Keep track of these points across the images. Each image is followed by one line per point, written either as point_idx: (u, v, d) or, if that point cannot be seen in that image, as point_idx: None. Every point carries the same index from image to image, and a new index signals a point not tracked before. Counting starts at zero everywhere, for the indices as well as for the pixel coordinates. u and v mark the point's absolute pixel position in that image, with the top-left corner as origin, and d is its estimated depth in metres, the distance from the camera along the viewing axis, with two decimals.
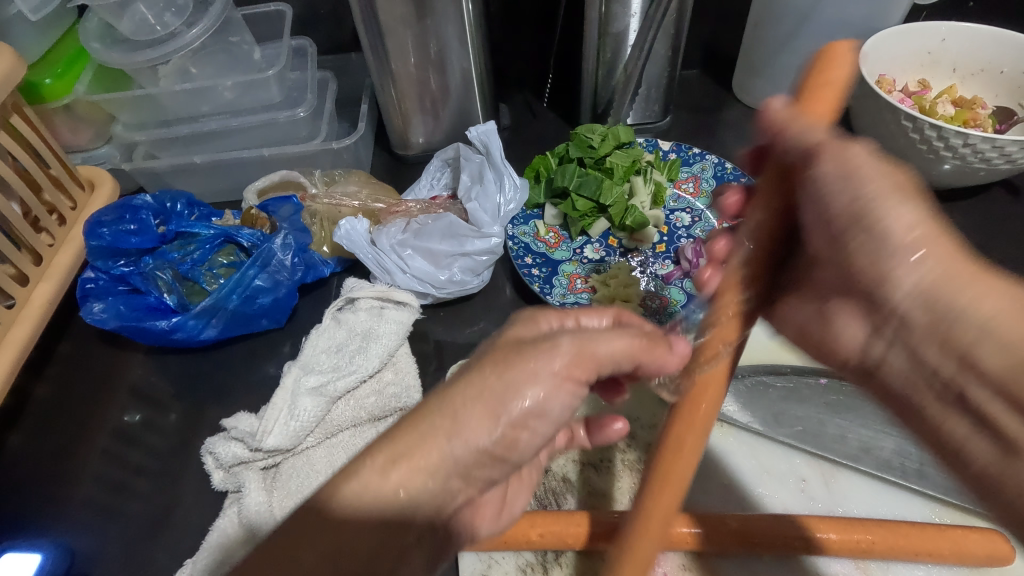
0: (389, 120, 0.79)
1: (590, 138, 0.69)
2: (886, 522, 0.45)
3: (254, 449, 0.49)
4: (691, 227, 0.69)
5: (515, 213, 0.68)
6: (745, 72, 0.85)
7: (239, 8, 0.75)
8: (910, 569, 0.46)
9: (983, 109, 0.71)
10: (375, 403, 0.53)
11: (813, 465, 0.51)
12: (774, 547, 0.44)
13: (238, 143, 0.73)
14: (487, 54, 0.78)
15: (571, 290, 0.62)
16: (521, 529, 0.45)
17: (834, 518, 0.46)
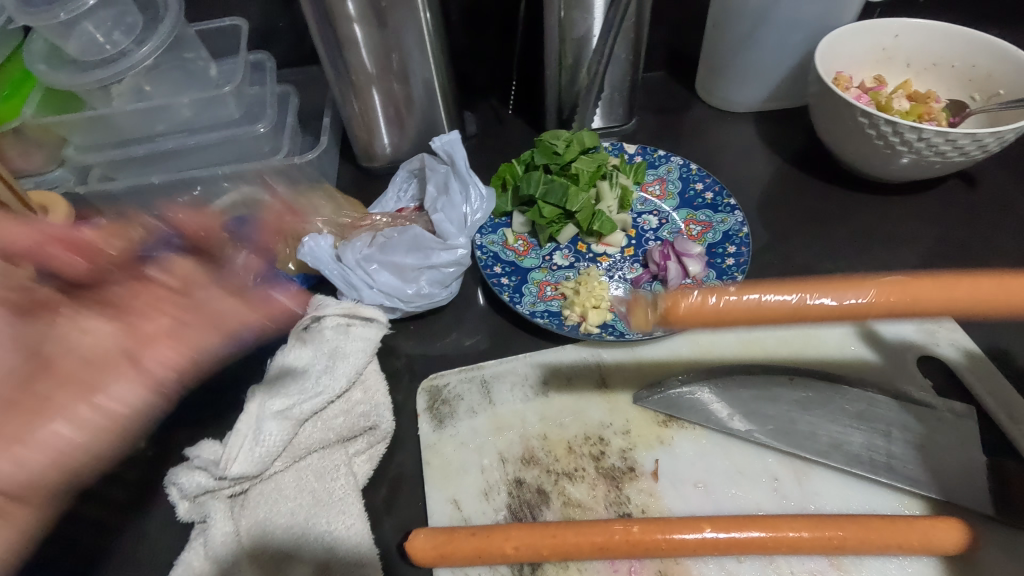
0: (353, 133, 0.78)
1: (555, 144, 0.69)
2: (857, 517, 0.45)
3: (218, 477, 0.47)
4: (659, 229, 0.69)
5: (482, 222, 0.68)
6: (707, 73, 0.86)
7: (193, 24, 0.74)
8: (883, 563, 0.46)
9: (937, 103, 0.73)
10: (344, 423, 0.52)
11: (785, 464, 0.52)
12: (748, 549, 0.44)
13: (198, 162, 0.72)
14: (448, 63, 0.77)
15: (540, 298, 0.62)
16: (494, 544, 0.45)
17: (807, 516, 0.45)
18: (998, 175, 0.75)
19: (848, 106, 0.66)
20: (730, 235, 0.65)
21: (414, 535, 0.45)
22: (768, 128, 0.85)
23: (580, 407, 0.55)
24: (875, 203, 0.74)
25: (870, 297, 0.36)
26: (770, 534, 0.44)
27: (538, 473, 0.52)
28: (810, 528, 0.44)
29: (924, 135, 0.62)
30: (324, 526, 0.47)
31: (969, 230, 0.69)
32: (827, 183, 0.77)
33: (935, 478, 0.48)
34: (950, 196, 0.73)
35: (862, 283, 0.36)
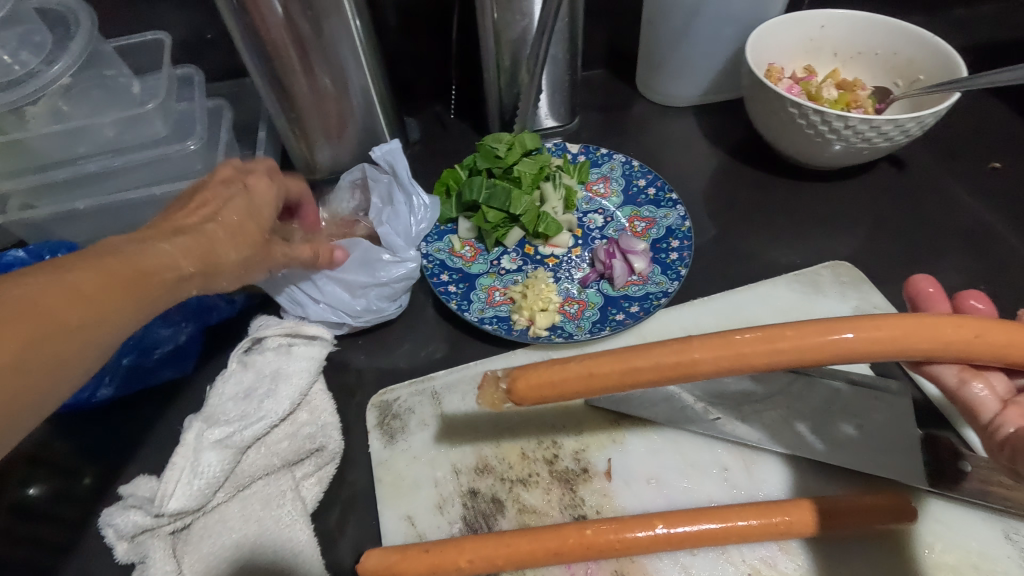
0: (291, 146, 0.76)
1: (496, 148, 0.68)
2: (802, 500, 0.46)
3: (155, 515, 0.45)
4: (605, 227, 0.70)
5: (427, 230, 0.67)
6: (645, 70, 0.87)
7: (110, 40, 0.70)
8: (829, 543, 0.47)
9: (864, 90, 0.76)
10: (289, 446, 0.51)
11: (734, 453, 0.52)
12: (699, 542, 0.45)
13: (127, 184, 0.69)
14: (384, 70, 0.76)
15: (489, 304, 0.61)
16: (448, 559, 0.44)
17: (754, 504, 0.46)
18: (925, 155, 0.78)
19: (779, 98, 0.68)
20: (673, 230, 0.66)
21: (365, 556, 0.44)
22: (709, 121, 0.86)
23: (531, 412, 0.55)
24: (812, 189, 0.76)
25: (706, 355, 0.42)
26: (719, 524, 0.45)
27: (492, 482, 0.51)
28: (758, 518, 0.45)
29: (850, 123, 0.64)
30: (271, 555, 0.46)
31: (901, 210, 0.72)
32: (766, 172, 0.79)
33: (875, 454, 0.50)
34: (881, 178, 0.76)
35: (688, 349, 0.42)
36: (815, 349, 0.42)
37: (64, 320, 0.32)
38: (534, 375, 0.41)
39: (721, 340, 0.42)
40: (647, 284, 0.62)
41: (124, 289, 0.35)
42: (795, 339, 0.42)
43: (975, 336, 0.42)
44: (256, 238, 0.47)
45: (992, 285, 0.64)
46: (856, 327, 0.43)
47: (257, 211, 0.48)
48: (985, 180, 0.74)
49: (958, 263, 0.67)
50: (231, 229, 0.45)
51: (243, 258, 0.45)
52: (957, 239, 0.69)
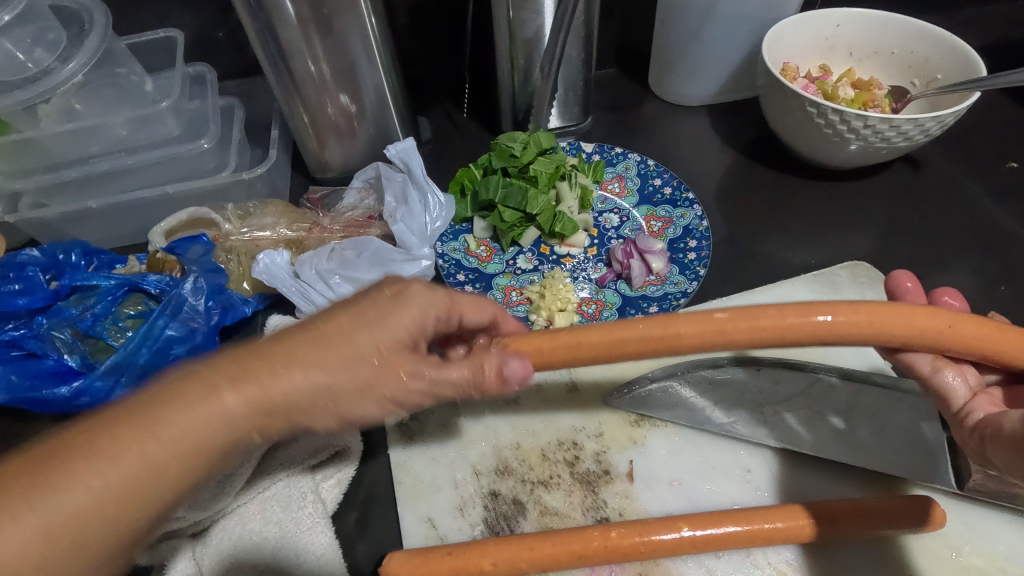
0: (304, 145, 0.76)
1: (511, 147, 0.68)
2: (825, 502, 0.46)
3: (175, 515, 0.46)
4: (621, 227, 0.69)
5: (443, 230, 0.66)
6: (658, 69, 0.86)
7: (122, 37, 0.70)
8: (854, 546, 0.47)
9: (880, 89, 0.75)
10: (306, 447, 0.50)
11: (756, 456, 0.52)
12: (724, 545, 0.44)
13: (139, 182, 0.68)
14: (397, 68, 0.75)
15: (506, 304, 0.61)
16: (472, 562, 0.44)
17: (780, 506, 0.46)
18: (940, 154, 0.77)
19: (797, 97, 0.67)
20: (691, 230, 0.66)
21: (388, 559, 0.44)
22: (721, 121, 0.86)
23: (550, 414, 0.55)
24: (827, 188, 0.76)
25: (691, 329, 0.41)
26: (744, 527, 0.44)
27: (513, 484, 0.51)
28: (785, 521, 0.44)
29: (869, 122, 0.63)
30: (290, 557, 0.45)
31: (918, 211, 0.72)
32: (781, 172, 0.78)
33: (897, 457, 0.50)
34: (897, 178, 0.76)
35: (673, 323, 0.42)
36: (799, 329, 0.41)
37: (85, 533, 0.28)
38: (517, 343, 0.43)
39: (707, 316, 0.42)
40: (666, 284, 0.62)
41: (161, 477, 0.30)
42: (778, 318, 0.42)
43: (959, 329, 0.42)
44: (347, 351, 0.33)
45: (1010, 285, 0.64)
46: (840, 309, 0.42)
47: (381, 316, 0.35)
48: (1001, 179, 0.74)
49: (976, 262, 0.66)
50: (312, 353, 0.32)
51: (325, 385, 0.33)
52: (975, 239, 0.68)
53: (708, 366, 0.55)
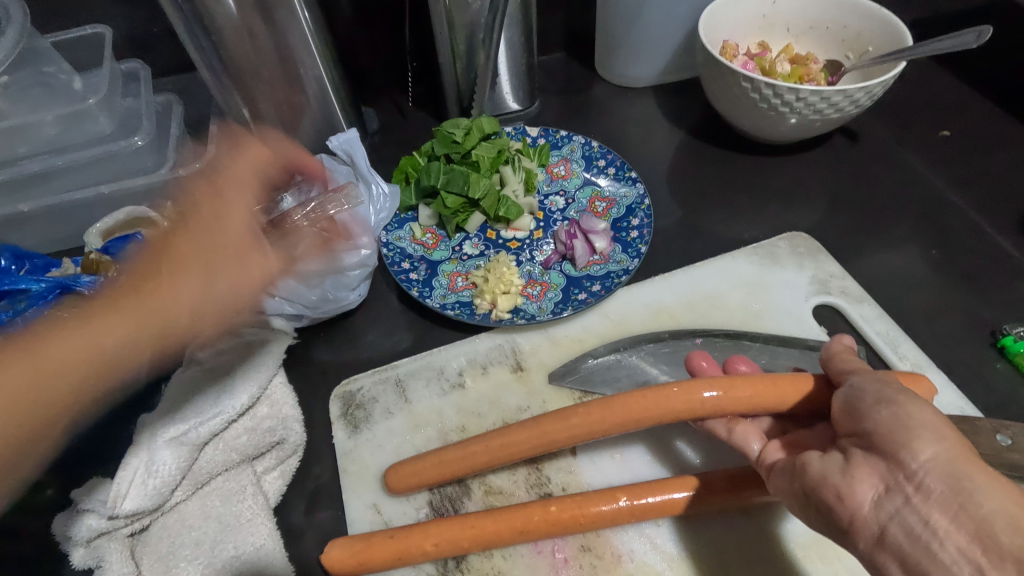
0: (247, 139, 0.75)
1: (453, 133, 0.68)
2: None
3: (110, 518, 0.44)
4: (566, 209, 0.69)
5: (388, 220, 0.65)
6: (604, 52, 0.87)
7: (47, 35, 0.68)
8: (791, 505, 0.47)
9: (815, 64, 0.77)
10: (248, 441, 0.49)
11: (652, 448, 0.52)
12: (663, 513, 0.45)
13: (77, 183, 0.67)
14: (337, 59, 0.75)
15: (451, 290, 0.61)
16: (415, 545, 0.44)
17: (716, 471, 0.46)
18: (876, 126, 0.79)
19: (732, 73, 0.68)
20: (634, 208, 0.66)
21: (330, 548, 0.44)
22: (668, 101, 0.86)
23: (495, 394, 0.55)
24: (770, 164, 0.77)
25: (562, 424, 0.45)
26: (670, 496, 0.45)
27: None
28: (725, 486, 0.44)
29: (801, 95, 0.65)
30: (237, 550, 0.45)
31: (856, 182, 0.74)
32: (724, 149, 0.79)
33: None
34: (836, 150, 0.77)
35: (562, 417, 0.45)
36: (655, 412, 0.44)
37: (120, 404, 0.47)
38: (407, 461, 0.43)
39: (606, 402, 0.45)
40: (609, 263, 0.62)
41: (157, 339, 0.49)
42: (639, 403, 0.44)
43: (692, 400, 0.44)
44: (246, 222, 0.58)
45: (941, 250, 0.66)
46: (716, 385, 0.44)
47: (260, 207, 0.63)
48: (936, 148, 0.75)
49: (908, 230, 0.68)
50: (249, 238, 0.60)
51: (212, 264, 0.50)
52: (907, 208, 0.70)
53: (648, 339, 0.56)
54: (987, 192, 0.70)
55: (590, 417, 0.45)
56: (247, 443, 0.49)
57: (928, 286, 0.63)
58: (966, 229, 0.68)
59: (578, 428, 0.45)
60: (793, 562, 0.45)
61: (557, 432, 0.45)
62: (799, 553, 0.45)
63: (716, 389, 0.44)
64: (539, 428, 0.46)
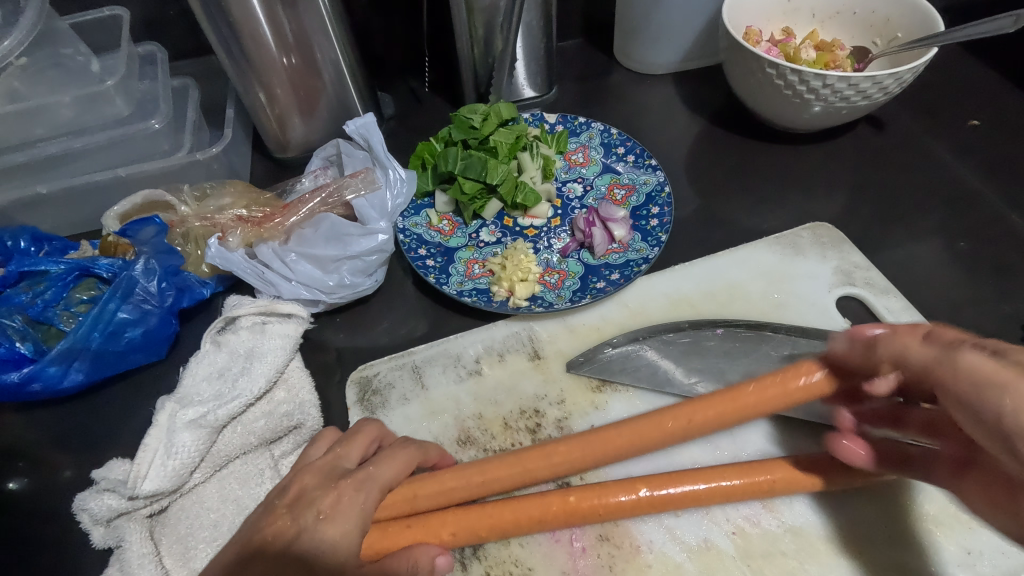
0: (263, 125, 0.75)
1: (470, 118, 0.67)
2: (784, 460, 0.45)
3: (130, 497, 0.44)
4: (584, 196, 0.68)
5: (405, 206, 0.65)
6: (622, 38, 0.85)
7: (64, 16, 0.68)
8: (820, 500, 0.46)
9: (842, 50, 0.75)
10: (265, 425, 0.49)
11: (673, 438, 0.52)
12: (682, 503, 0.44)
13: (94, 166, 0.67)
14: (353, 42, 0.74)
15: (468, 277, 0.61)
16: (431, 533, 0.43)
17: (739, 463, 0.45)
18: (903, 115, 0.77)
19: (756, 58, 0.67)
20: (654, 196, 0.65)
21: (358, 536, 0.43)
22: (687, 88, 0.85)
23: (512, 382, 0.54)
24: (792, 152, 0.75)
25: (585, 446, 0.44)
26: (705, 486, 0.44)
27: (473, 453, 0.51)
28: (745, 479, 0.44)
29: (828, 81, 0.63)
30: None
31: (882, 172, 0.72)
32: (746, 137, 0.78)
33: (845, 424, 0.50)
34: (860, 138, 0.76)
35: (576, 443, 0.44)
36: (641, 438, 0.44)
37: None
38: (423, 488, 0.44)
39: (613, 431, 0.44)
40: (628, 251, 0.61)
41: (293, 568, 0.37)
42: (639, 432, 0.44)
43: (743, 402, 0.43)
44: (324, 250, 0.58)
45: (969, 241, 0.64)
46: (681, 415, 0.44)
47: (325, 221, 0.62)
48: (965, 137, 0.73)
49: (934, 221, 0.67)
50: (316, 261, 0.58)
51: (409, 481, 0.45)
52: (935, 198, 0.69)
53: (669, 329, 0.55)
54: (1017, 183, 0.69)
55: (571, 454, 0.44)
56: (263, 427, 0.49)
57: (956, 280, 0.61)
58: (995, 221, 0.66)
59: (562, 457, 0.44)
60: (816, 554, 0.44)
61: (542, 463, 0.44)
62: (822, 546, 0.44)
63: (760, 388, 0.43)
64: (522, 461, 0.44)
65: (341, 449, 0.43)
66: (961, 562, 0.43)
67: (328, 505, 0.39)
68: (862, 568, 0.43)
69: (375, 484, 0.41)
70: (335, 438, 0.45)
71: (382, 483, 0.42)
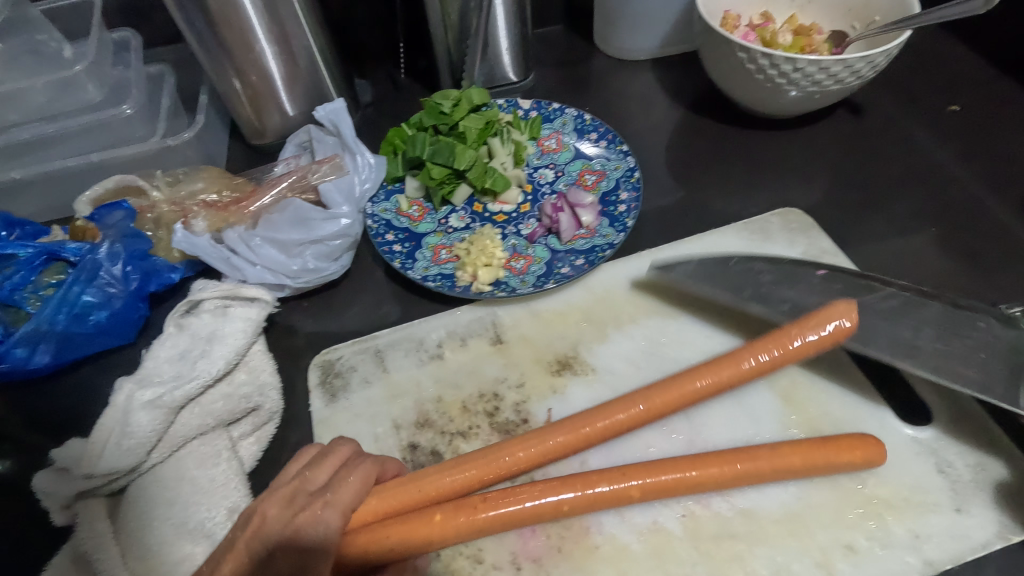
0: (238, 112, 0.75)
1: (441, 104, 0.67)
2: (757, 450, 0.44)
3: (86, 477, 0.45)
4: (555, 181, 0.68)
5: (373, 192, 0.65)
6: (601, 23, 0.84)
7: (37, 3, 0.68)
8: (777, 486, 0.46)
9: (820, 35, 0.74)
10: (223, 407, 0.49)
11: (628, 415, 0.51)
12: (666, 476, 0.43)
13: (68, 151, 0.68)
14: (326, 28, 0.74)
15: (435, 262, 0.61)
16: (414, 538, 0.39)
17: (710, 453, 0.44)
18: (883, 99, 0.76)
19: (727, 43, 0.66)
20: (623, 181, 0.65)
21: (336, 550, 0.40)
22: (665, 73, 0.84)
23: (474, 366, 0.55)
24: (769, 138, 0.75)
25: (581, 422, 0.45)
26: (718, 468, 0.43)
27: (431, 436, 0.51)
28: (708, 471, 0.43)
29: (798, 65, 0.62)
30: (205, 514, 0.45)
31: (860, 158, 0.71)
32: (723, 124, 0.77)
33: (797, 409, 0.50)
34: (838, 124, 0.75)
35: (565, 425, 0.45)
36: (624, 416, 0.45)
37: None
38: (395, 497, 0.42)
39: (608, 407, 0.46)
40: (594, 237, 0.61)
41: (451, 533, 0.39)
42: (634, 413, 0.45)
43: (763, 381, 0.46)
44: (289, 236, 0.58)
45: (943, 227, 0.64)
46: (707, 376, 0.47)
47: None
48: (946, 123, 0.72)
49: (910, 207, 0.66)
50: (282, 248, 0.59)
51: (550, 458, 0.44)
52: (911, 184, 0.68)
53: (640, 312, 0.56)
54: (994, 168, 0.68)
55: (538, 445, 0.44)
56: (220, 408, 0.49)
57: (926, 265, 0.61)
58: (968, 206, 0.65)
59: (537, 446, 0.44)
60: (765, 537, 0.44)
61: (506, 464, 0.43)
62: (772, 529, 0.44)
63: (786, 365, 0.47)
64: (495, 454, 0.44)
65: (309, 472, 0.40)
66: (908, 546, 0.43)
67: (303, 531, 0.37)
68: (810, 551, 0.43)
69: (335, 510, 0.38)
70: (310, 456, 0.43)
71: (344, 506, 0.39)
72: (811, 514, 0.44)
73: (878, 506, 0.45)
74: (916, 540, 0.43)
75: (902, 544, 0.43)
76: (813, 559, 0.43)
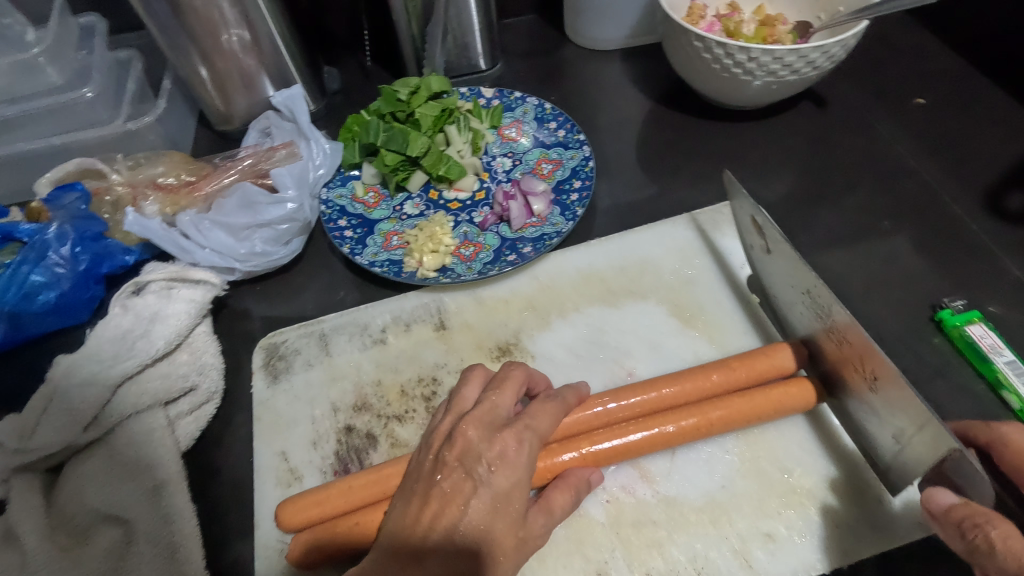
0: (202, 98, 0.75)
1: (397, 91, 0.67)
2: (702, 410, 0.46)
3: (22, 451, 0.46)
4: (511, 170, 0.68)
5: (328, 177, 0.65)
6: (570, 12, 0.84)
7: None
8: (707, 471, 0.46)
9: (784, 25, 0.73)
10: (161, 386, 0.50)
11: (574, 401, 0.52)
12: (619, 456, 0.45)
13: (31, 134, 0.68)
14: (290, 15, 0.74)
15: (384, 248, 0.61)
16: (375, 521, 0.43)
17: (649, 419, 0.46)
18: (849, 92, 0.75)
19: (684, 32, 0.65)
20: (577, 171, 0.65)
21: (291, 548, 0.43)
22: (634, 64, 0.84)
23: (414, 352, 0.55)
24: (732, 129, 0.74)
25: None
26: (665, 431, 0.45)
27: (368, 419, 0.52)
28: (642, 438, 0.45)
29: (752, 55, 0.62)
30: (137, 491, 0.46)
31: (821, 150, 0.71)
32: (688, 115, 0.77)
33: None
34: (802, 115, 0.74)
35: None
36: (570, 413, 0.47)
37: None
38: (354, 482, 0.45)
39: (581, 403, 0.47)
40: (544, 225, 0.61)
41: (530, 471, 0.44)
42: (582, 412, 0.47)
43: (706, 385, 0.47)
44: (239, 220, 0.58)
45: (897, 221, 0.63)
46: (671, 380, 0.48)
47: None
48: (910, 116, 0.71)
49: (865, 200, 0.65)
50: None
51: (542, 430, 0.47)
52: (870, 176, 0.67)
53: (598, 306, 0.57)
54: (955, 162, 0.67)
55: None
56: (160, 387, 0.50)
57: (878, 258, 0.60)
58: (924, 200, 0.64)
59: None
60: (684, 524, 0.44)
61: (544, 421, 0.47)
62: (692, 517, 0.44)
63: (722, 371, 0.47)
64: None
65: (496, 396, 0.42)
66: (826, 535, 0.43)
67: (496, 453, 0.40)
68: (728, 539, 0.43)
69: (535, 434, 0.41)
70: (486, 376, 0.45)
71: (540, 433, 0.42)
72: (733, 503, 0.45)
73: (801, 495, 0.45)
74: (834, 530, 0.43)
75: (821, 533, 0.43)
76: (730, 546, 0.43)
